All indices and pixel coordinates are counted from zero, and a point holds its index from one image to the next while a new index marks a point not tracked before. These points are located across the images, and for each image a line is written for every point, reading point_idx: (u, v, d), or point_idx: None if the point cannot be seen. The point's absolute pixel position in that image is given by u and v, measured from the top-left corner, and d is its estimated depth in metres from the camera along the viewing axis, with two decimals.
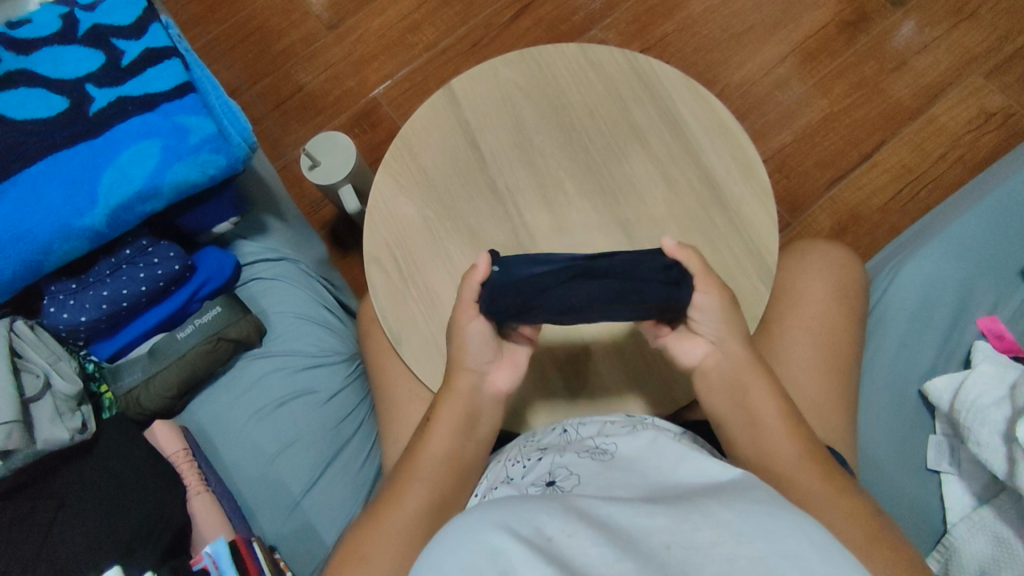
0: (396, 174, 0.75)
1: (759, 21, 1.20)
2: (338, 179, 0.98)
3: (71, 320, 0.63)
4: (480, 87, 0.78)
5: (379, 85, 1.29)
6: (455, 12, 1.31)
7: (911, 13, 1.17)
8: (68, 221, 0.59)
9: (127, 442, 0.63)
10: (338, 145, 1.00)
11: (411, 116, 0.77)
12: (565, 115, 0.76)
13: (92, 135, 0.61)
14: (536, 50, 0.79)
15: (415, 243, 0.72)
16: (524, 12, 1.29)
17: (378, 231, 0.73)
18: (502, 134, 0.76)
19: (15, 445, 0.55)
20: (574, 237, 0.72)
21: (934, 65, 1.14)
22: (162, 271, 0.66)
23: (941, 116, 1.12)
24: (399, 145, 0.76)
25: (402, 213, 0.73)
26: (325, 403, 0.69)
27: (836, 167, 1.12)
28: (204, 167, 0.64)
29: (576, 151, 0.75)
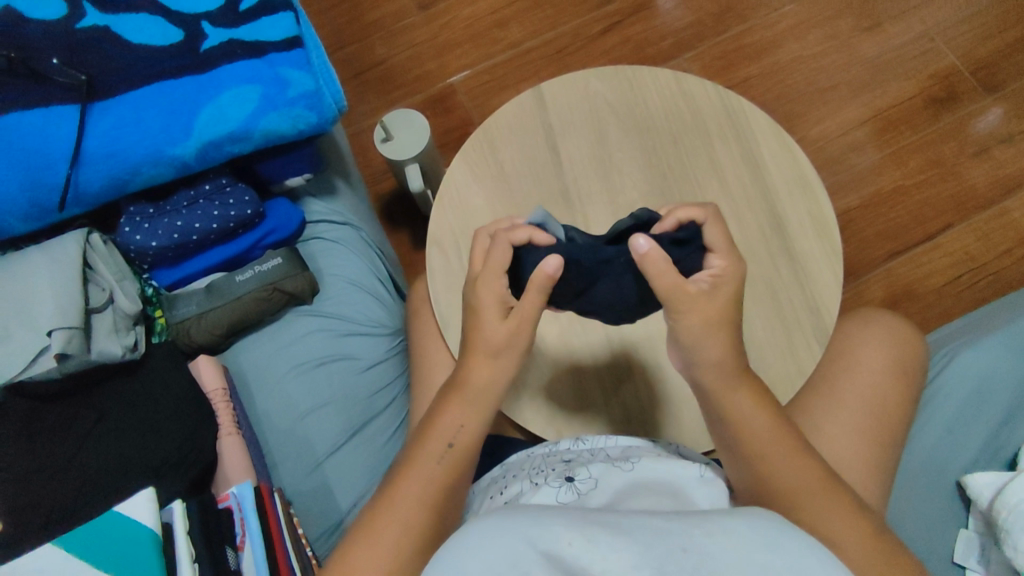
0: (473, 164, 0.75)
1: (846, 80, 1.19)
2: (407, 157, 0.99)
3: (143, 242, 0.65)
4: (569, 94, 0.78)
5: (458, 73, 1.30)
6: (545, 16, 1.32)
7: (1002, 101, 1.15)
8: (161, 147, 0.61)
9: (171, 371, 0.64)
10: (414, 124, 1.00)
11: (498, 110, 0.78)
12: (647, 137, 0.76)
13: (199, 70, 0.63)
14: (630, 68, 0.79)
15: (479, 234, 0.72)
16: (614, 28, 1.29)
17: (445, 215, 0.73)
18: (583, 144, 0.76)
19: (73, 351, 0.58)
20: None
21: (1016, 157, 1.12)
22: (235, 213, 0.67)
23: (1014, 210, 1.10)
24: (480, 136, 0.77)
25: (472, 203, 0.74)
26: (364, 371, 0.70)
27: (898, 240, 1.10)
28: (296, 121, 0.65)
29: (653, 175, 0.75)
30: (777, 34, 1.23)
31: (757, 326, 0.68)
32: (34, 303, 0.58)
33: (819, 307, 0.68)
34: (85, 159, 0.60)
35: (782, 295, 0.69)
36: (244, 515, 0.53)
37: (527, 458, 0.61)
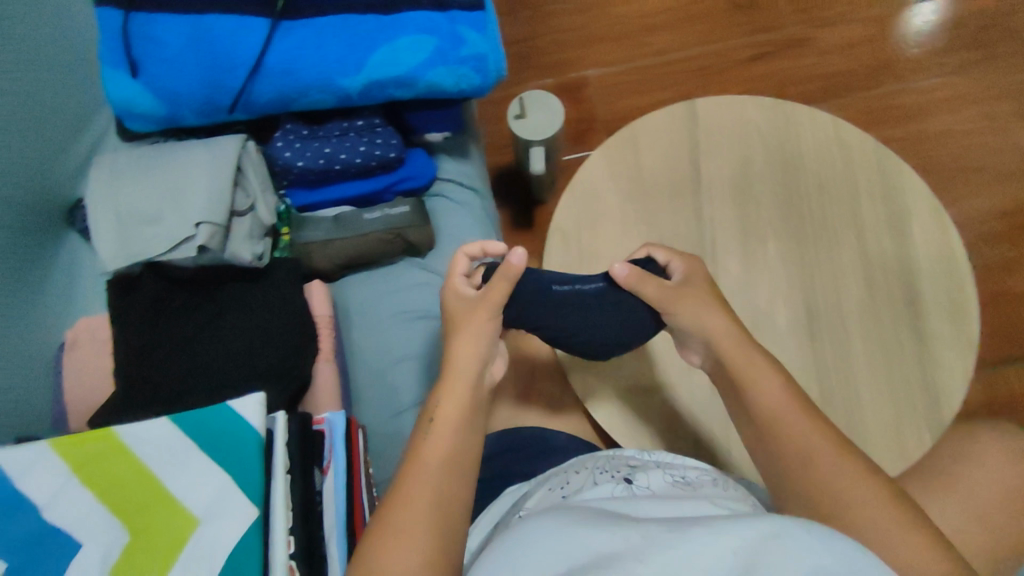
0: (612, 162, 0.74)
1: (997, 166, 1.12)
2: (535, 139, 0.98)
3: (290, 159, 0.67)
4: (726, 114, 0.76)
5: (594, 67, 1.30)
6: (696, 30, 1.30)
7: None
8: (332, 76, 0.62)
9: (289, 289, 0.66)
10: (549, 108, 0.99)
11: (648, 115, 0.76)
12: (792, 175, 0.72)
13: (383, 10, 0.63)
14: (792, 104, 0.76)
15: (604, 230, 0.71)
16: (763, 59, 1.27)
17: (573, 205, 0.73)
18: (727, 167, 0.73)
19: (212, 246, 0.61)
20: (758, 296, 0.68)
21: None
22: (380, 152, 0.69)
23: None
24: (625, 136, 0.76)
25: (604, 201, 0.73)
26: None
27: (1019, 345, 1.03)
28: (460, 81, 0.64)
29: (791, 216, 0.71)
30: (933, 102, 1.18)
31: (865, 398, 0.64)
32: (188, 193, 0.61)
33: (941, 396, 0.63)
34: (262, 71, 0.62)
35: (902, 374, 0.64)
36: (333, 443, 0.56)
37: (592, 457, 0.59)
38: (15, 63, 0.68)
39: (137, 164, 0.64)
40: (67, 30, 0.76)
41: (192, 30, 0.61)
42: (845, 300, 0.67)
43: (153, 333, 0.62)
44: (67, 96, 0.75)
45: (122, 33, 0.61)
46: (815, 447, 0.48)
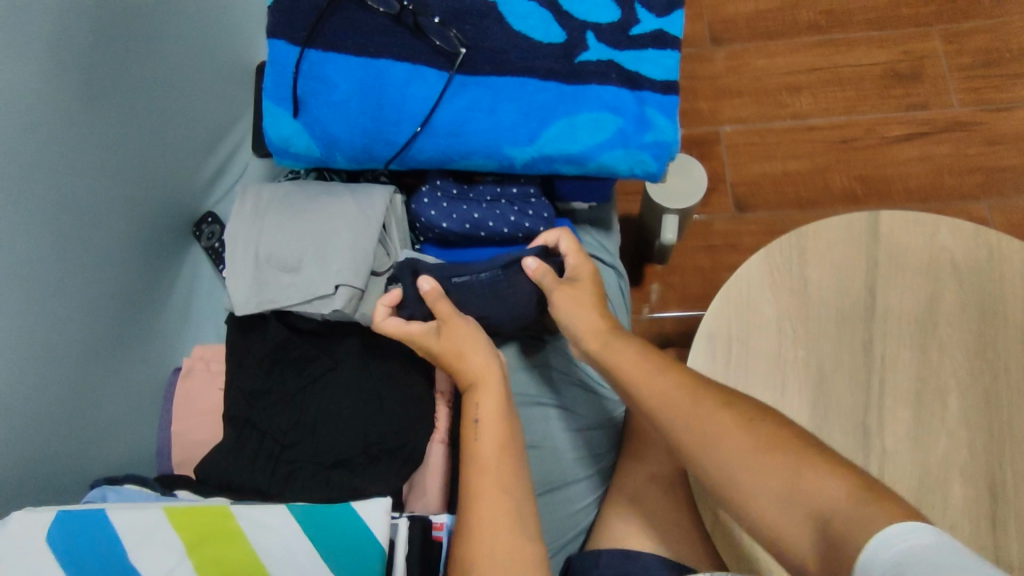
0: (775, 269, 0.67)
1: None
2: (671, 207, 0.91)
3: (434, 220, 0.63)
4: (911, 234, 0.67)
5: (728, 122, 1.20)
6: (845, 97, 1.19)
7: None
8: (501, 143, 0.58)
9: (410, 357, 0.62)
10: (690, 176, 0.92)
11: (821, 220, 0.68)
12: (988, 322, 0.63)
13: (566, 80, 0.58)
14: (994, 235, 0.66)
15: (757, 345, 0.64)
16: (916, 139, 1.16)
17: (728, 312, 0.66)
18: (909, 298, 0.65)
19: (347, 309, 0.57)
20: (934, 460, 0.59)
21: None
22: (529, 225, 0.63)
23: None
24: (792, 241, 0.68)
25: (760, 310, 0.66)
26: (578, 432, 0.67)
27: None
28: (636, 166, 0.59)
29: (980, 368, 0.62)
30: None
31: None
32: (332, 248, 0.58)
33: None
34: (430, 128, 0.58)
35: None
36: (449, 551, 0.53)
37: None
38: (172, 77, 0.67)
39: (283, 205, 0.61)
40: (223, 44, 0.75)
41: (367, 77, 0.57)
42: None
43: (273, 385, 0.60)
44: (213, 114, 0.74)
45: (292, 71, 0.58)
46: (830, 507, 0.43)
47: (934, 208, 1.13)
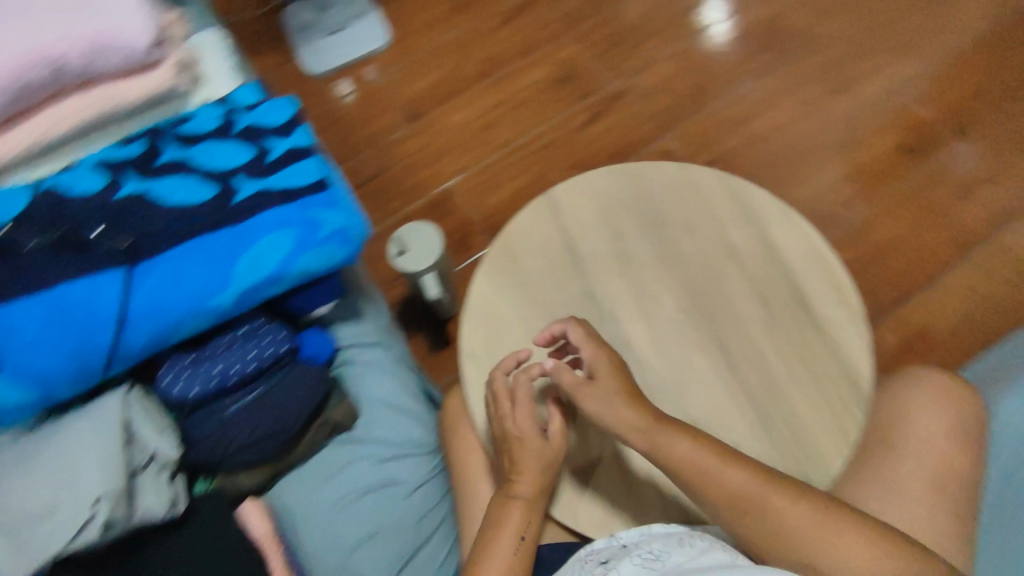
0: (494, 276, 0.77)
1: (827, 141, 1.24)
2: (424, 268, 1.01)
3: (183, 391, 0.64)
4: (581, 195, 0.81)
5: (451, 177, 1.32)
6: (527, 115, 1.34)
7: (975, 142, 1.19)
8: (200, 301, 0.63)
9: (217, 525, 0.63)
10: (427, 235, 1.03)
11: (512, 222, 0.80)
12: (662, 229, 0.78)
13: (230, 224, 0.65)
14: (636, 166, 0.82)
15: (512, 344, 0.74)
16: (595, 119, 1.32)
17: (477, 328, 0.75)
18: (602, 242, 0.78)
19: (117, 515, 0.57)
20: (674, 351, 0.73)
21: (1004, 195, 1.15)
22: (271, 350, 0.67)
23: (1011, 240, 1.12)
24: (500, 250, 0.79)
25: (500, 313, 0.76)
26: (409, 495, 0.74)
27: (899, 284, 1.12)
28: (328, 258, 0.67)
29: (673, 265, 0.76)
30: (754, 104, 1.28)
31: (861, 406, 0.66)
32: (81, 472, 0.57)
33: (857, 380, 0.68)
34: (129, 321, 0.61)
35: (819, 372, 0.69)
36: None
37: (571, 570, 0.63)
38: None
39: (15, 465, 0.59)
40: None
41: (45, 306, 0.59)
42: (743, 330, 0.72)
43: None
44: None
45: None
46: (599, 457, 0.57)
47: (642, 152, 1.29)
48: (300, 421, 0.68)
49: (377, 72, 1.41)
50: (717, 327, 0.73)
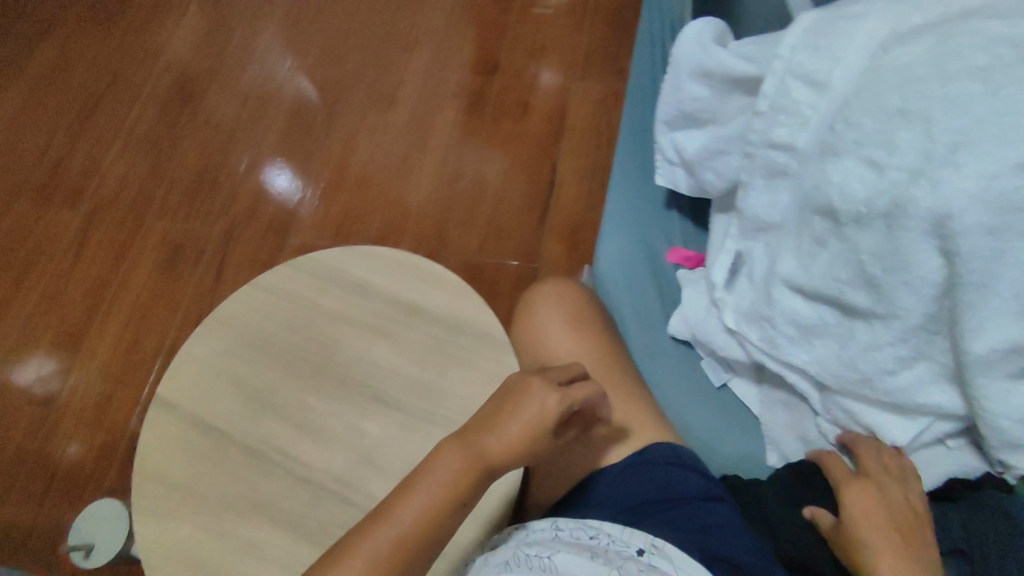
0: (160, 495, 0.76)
1: (414, 150, 1.53)
2: (123, 541, 0.95)
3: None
4: (185, 378, 0.82)
5: (101, 350, 1.37)
6: (120, 296, 1.42)
7: (518, 71, 1.59)
8: None
9: None
10: (105, 512, 0.98)
11: (140, 444, 0.79)
12: (272, 346, 0.83)
13: None
14: (216, 312, 0.86)
15: (218, 548, 0.72)
16: (223, 262, 1.44)
17: (164, 570, 0.72)
18: (229, 406, 0.80)
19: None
20: (324, 433, 0.77)
21: (547, 92, 1.56)
22: None
23: (582, 97, 1.54)
24: (142, 479, 0.77)
25: (182, 533, 0.74)
26: None
27: (540, 203, 1.44)
28: None
29: (302, 368, 0.81)
30: (339, 162, 1.53)
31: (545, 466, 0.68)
32: None
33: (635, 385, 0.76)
34: None
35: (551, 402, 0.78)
36: None
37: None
38: None
39: None
40: None
41: None
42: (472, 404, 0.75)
43: None
44: None
45: None
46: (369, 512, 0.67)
47: (476, 260, 1.41)
48: None
49: (224, 254, 1.45)
50: (350, 400, 0.78)
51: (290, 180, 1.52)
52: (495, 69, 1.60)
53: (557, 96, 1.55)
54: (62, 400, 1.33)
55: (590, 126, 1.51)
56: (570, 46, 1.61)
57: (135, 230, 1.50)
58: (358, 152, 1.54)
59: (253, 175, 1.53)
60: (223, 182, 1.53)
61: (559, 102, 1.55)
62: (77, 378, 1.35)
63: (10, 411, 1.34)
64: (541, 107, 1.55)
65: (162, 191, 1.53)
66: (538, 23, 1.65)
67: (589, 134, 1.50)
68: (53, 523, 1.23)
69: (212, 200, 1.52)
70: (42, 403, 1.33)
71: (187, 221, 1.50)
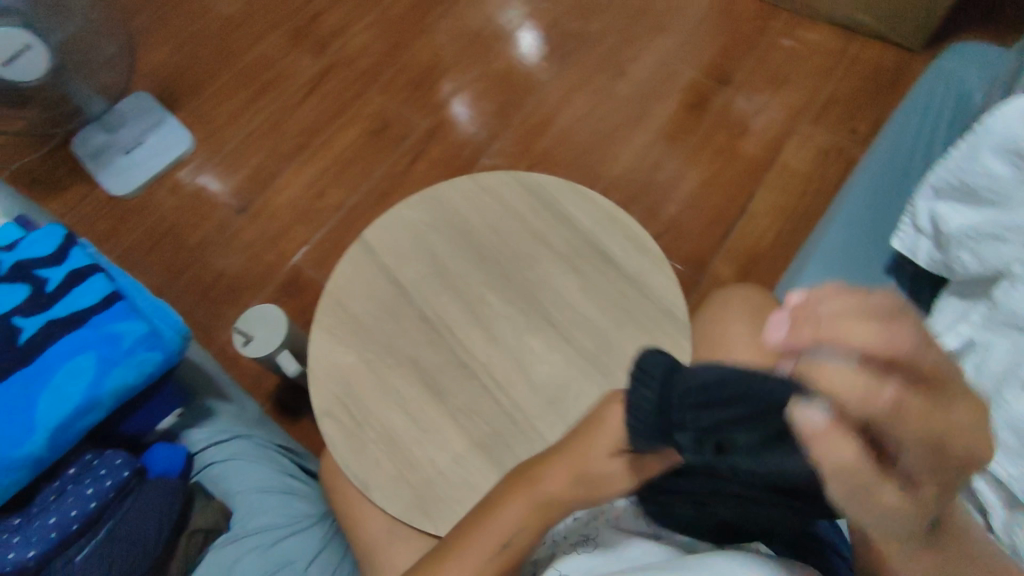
0: (338, 322, 0.84)
1: (622, 121, 1.48)
2: (275, 347, 1.06)
3: (18, 558, 0.63)
4: (389, 232, 0.90)
5: (283, 191, 1.46)
6: (313, 151, 1.50)
7: (738, 88, 1.49)
8: (9, 451, 0.63)
9: None
10: (268, 316, 1.09)
11: (335, 272, 0.87)
12: (471, 236, 0.89)
13: (24, 363, 0.66)
14: (433, 189, 0.93)
15: (371, 389, 0.80)
16: (417, 158, 1.48)
17: (323, 385, 0.81)
18: (419, 271, 0.87)
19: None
20: (496, 334, 0.82)
21: (771, 122, 1.45)
22: (109, 481, 0.69)
23: (815, 135, 1.42)
24: (328, 302, 0.86)
25: (347, 361, 0.82)
26: (306, 570, 0.74)
27: (723, 224, 1.37)
28: (141, 367, 0.70)
29: (491, 267, 0.86)
30: (550, 108, 1.50)
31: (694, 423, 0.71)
32: None
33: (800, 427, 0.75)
34: None
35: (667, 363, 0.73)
36: None
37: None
38: None
39: None
40: None
41: None
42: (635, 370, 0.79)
43: None
44: None
45: None
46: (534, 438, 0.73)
47: None
48: (155, 543, 0.69)
49: (419, 153, 1.48)
50: (528, 316, 0.83)
51: (498, 106, 1.52)
52: (735, 73, 1.50)
53: (783, 128, 1.44)
54: (247, 218, 1.44)
55: (806, 171, 1.39)
56: (819, 82, 1.47)
57: (355, 97, 1.55)
58: (572, 107, 1.50)
59: (466, 87, 1.54)
60: (439, 89, 1.54)
61: (783, 134, 1.43)
62: (266, 206, 1.45)
63: (202, 208, 1.46)
64: (761, 133, 1.44)
65: (387, 74, 1.57)
66: (796, 45, 1.52)
67: (802, 179, 1.39)
68: (207, 315, 1.36)
69: (426, 98, 1.54)
70: (222, 212, 1.46)
71: (401, 109, 1.53)
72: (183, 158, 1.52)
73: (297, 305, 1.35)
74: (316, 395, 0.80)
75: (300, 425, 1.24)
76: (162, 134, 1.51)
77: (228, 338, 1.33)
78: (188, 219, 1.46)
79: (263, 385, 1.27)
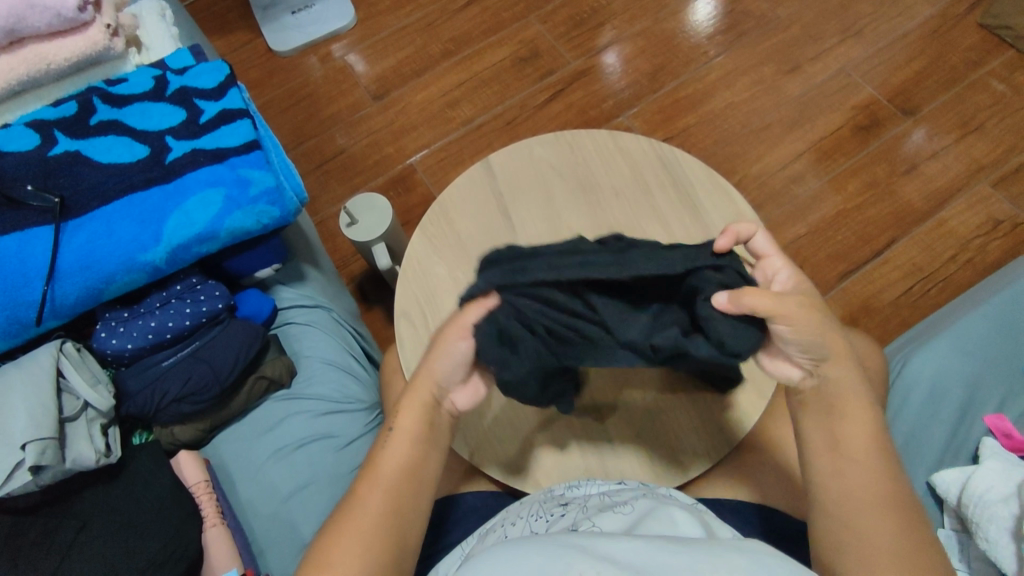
0: (434, 236, 0.85)
1: (777, 121, 1.35)
2: (374, 237, 1.10)
3: (119, 346, 0.72)
4: (515, 161, 0.89)
5: (420, 90, 1.47)
6: (459, 61, 1.49)
7: (921, 122, 1.32)
8: (133, 254, 0.70)
9: (154, 468, 0.70)
10: (375, 207, 1.12)
11: (450, 185, 0.88)
12: (591, 192, 0.86)
13: (164, 181, 0.72)
14: (569, 134, 0.90)
15: (447, 306, 0.81)
16: (558, 96, 1.43)
17: (409, 288, 0.83)
18: (532, 209, 0.86)
19: (46, 462, 0.61)
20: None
21: (942, 171, 1.28)
22: (206, 308, 0.74)
23: (989, 200, 1.25)
24: (437, 212, 0.87)
25: (435, 274, 0.83)
26: (341, 448, 0.77)
27: (848, 260, 1.23)
28: (260, 216, 0.74)
29: (602, 228, 0.84)
30: (708, 86, 1.40)
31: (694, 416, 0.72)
32: (9, 420, 0.61)
33: None
34: (59, 273, 0.68)
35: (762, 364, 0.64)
36: None
37: (525, 504, 0.63)
38: None
39: None
40: None
41: (75, 241, 0.69)
42: None
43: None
44: None
45: None
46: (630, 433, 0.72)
47: None
48: (225, 373, 0.73)
49: (558, 93, 1.44)
50: None
51: (656, 66, 1.43)
52: (926, 104, 1.33)
53: (957, 180, 1.27)
54: (380, 107, 1.47)
55: (966, 235, 1.23)
56: (1020, 143, 1.28)
57: (515, 19, 1.51)
58: (731, 91, 1.39)
59: (630, 38, 1.46)
60: (600, 34, 1.47)
61: (954, 186, 1.26)
62: (401, 100, 1.47)
63: (344, 84, 1.50)
64: (929, 179, 1.28)
65: (554, 4, 1.51)
66: (1008, 93, 1.32)
67: (958, 241, 1.23)
68: (318, 184, 1.42)
69: (585, 39, 1.47)
70: (359, 94, 1.49)
71: (556, 43, 1.48)
72: (341, 32, 1.55)
73: (400, 203, 1.38)
74: (399, 294, 0.83)
75: (370, 314, 1.30)
76: (330, 4, 1.54)
77: (331, 213, 1.39)
78: (329, 91, 1.51)
79: (349, 267, 1.33)
